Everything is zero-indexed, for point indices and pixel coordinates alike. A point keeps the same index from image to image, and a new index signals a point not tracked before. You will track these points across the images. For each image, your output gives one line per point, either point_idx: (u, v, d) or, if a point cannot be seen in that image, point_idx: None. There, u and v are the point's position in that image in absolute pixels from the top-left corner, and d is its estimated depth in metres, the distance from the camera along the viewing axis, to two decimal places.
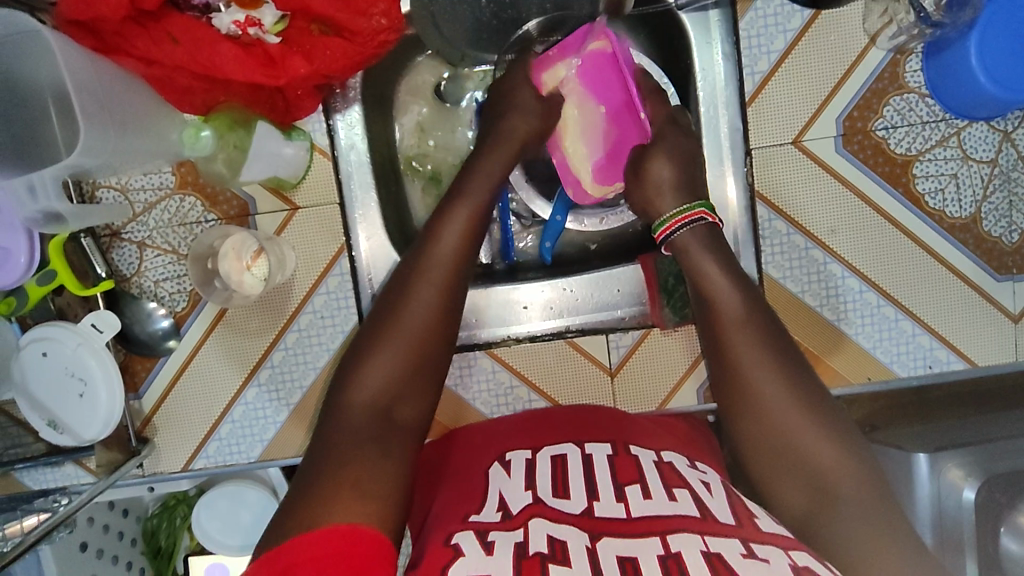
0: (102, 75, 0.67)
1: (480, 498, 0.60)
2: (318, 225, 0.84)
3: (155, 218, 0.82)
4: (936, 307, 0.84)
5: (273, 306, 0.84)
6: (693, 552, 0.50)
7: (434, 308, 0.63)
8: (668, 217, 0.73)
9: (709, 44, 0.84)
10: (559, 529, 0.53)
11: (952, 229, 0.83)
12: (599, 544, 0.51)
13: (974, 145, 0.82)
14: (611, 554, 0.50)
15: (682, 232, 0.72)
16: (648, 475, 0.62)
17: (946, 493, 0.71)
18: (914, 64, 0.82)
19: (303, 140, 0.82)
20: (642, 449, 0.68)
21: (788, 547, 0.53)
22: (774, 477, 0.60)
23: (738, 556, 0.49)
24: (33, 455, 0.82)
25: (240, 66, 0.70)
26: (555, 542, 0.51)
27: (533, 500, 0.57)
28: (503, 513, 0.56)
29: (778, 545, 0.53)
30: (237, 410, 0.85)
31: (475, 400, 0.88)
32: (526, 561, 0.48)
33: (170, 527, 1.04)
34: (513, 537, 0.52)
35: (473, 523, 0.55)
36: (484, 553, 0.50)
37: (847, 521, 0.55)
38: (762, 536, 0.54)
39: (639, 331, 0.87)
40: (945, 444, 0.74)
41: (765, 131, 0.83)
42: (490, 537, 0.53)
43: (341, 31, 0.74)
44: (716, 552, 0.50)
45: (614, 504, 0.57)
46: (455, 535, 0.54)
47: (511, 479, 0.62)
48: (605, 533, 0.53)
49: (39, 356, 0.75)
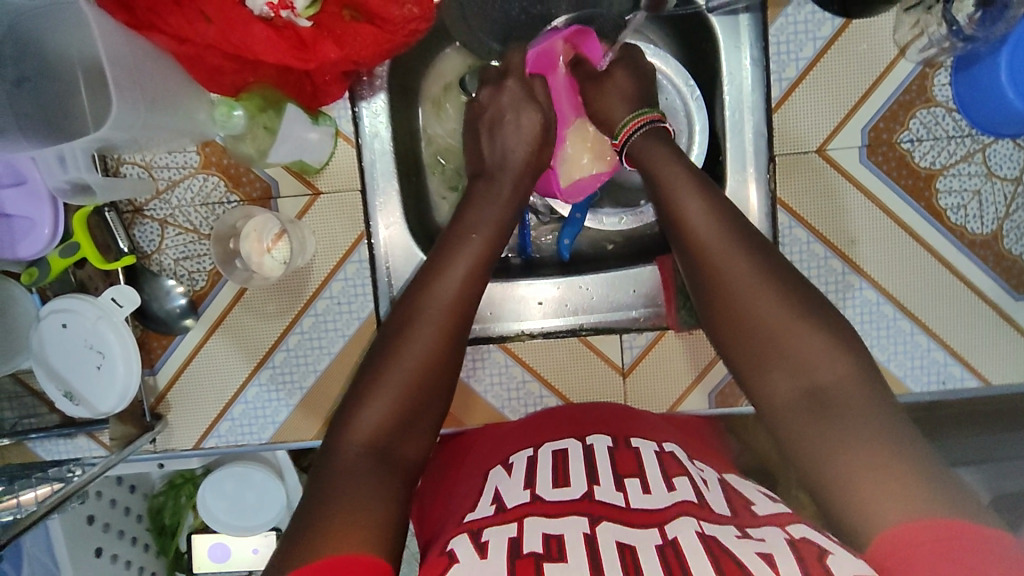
0: (135, 51, 0.67)
1: (476, 496, 0.62)
2: (338, 211, 0.84)
3: (178, 196, 0.83)
4: (952, 324, 0.84)
5: (291, 290, 0.84)
6: (688, 535, 0.51)
7: (454, 292, 0.66)
8: (626, 124, 0.77)
9: (738, 48, 0.84)
10: (552, 525, 0.52)
11: (973, 245, 0.83)
12: (598, 530, 0.52)
13: (999, 162, 0.82)
14: (611, 539, 0.51)
15: (637, 138, 0.76)
16: (648, 468, 0.62)
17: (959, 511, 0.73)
18: (942, 78, 0.82)
19: (328, 126, 0.82)
20: (643, 441, 0.68)
21: (784, 523, 0.55)
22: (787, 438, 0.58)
23: (731, 536, 0.52)
24: (46, 425, 0.83)
25: (271, 49, 0.70)
26: (550, 540, 0.51)
27: (530, 499, 0.57)
28: (496, 507, 0.57)
29: (774, 524, 0.55)
30: (250, 391, 0.85)
31: (487, 393, 0.88)
32: (519, 561, 0.48)
33: (175, 505, 1.05)
34: (506, 534, 0.52)
35: (469, 525, 0.56)
36: (477, 557, 0.50)
37: (847, 456, 0.53)
38: (757, 521, 0.55)
39: (653, 333, 0.87)
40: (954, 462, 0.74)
41: (789, 138, 0.83)
42: (484, 537, 0.52)
43: (373, 18, 0.75)
44: (711, 536, 0.51)
45: (614, 491, 0.58)
46: (449, 543, 0.54)
47: (510, 478, 0.62)
48: (607, 517, 0.54)
49: (60, 328, 0.76)
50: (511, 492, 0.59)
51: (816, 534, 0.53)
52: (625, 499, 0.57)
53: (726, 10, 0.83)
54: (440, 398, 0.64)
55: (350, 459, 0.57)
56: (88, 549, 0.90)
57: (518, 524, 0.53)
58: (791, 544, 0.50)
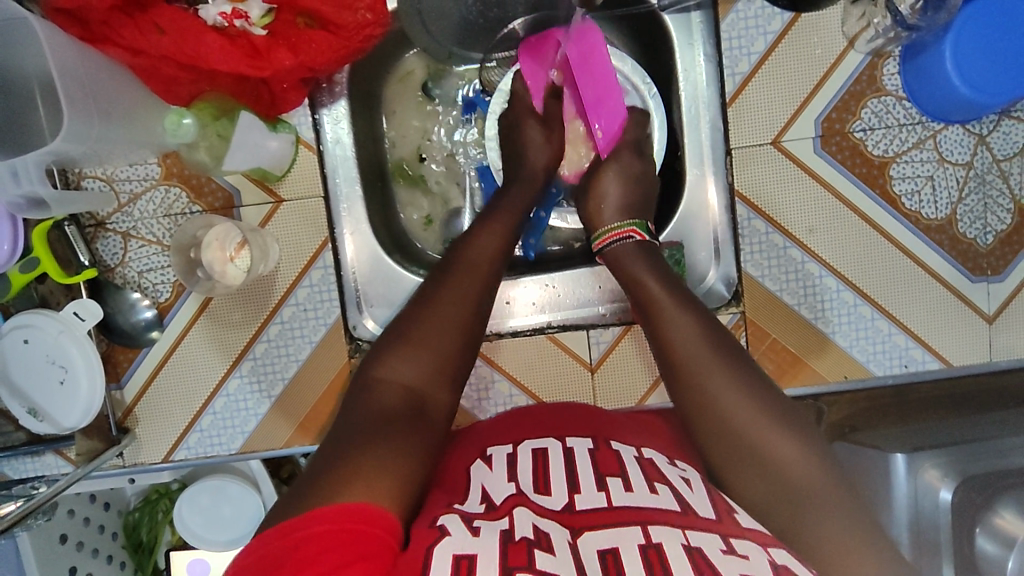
0: (88, 64, 0.68)
1: (463, 493, 0.58)
2: (302, 218, 0.84)
3: (140, 209, 0.83)
4: (912, 307, 0.85)
5: (256, 298, 0.84)
6: (674, 545, 0.49)
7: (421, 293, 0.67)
8: (605, 231, 0.79)
9: (691, 46, 0.86)
10: (543, 521, 0.52)
11: (928, 230, 0.84)
12: (580, 541, 0.50)
13: (949, 147, 0.84)
14: (591, 549, 0.49)
15: (614, 245, 0.77)
16: (629, 469, 0.61)
17: (923, 492, 0.69)
18: (891, 68, 0.83)
19: (288, 133, 0.83)
20: (623, 444, 0.67)
21: (766, 543, 0.53)
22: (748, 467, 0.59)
23: (717, 550, 0.50)
24: (13, 443, 0.83)
25: (226, 57, 0.71)
26: (542, 533, 0.50)
27: (515, 492, 0.57)
28: (487, 505, 0.55)
29: (758, 542, 0.53)
30: (218, 401, 0.85)
31: (469, 402, 0.88)
32: (511, 545, 0.47)
33: (151, 521, 1.02)
34: (499, 525, 0.51)
35: (458, 510, 0.54)
36: (470, 534, 0.49)
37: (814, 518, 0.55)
38: (740, 533, 0.54)
39: (620, 328, 0.87)
40: (923, 445, 0.74)
41: (745, 131, 0.85)
42: (477, 521, 0.51)
43: (326, 24, 0.75)
44: (696, 549, 0.49)
45: (596, 493, 0.56)
46: (439, 517, 0.51)
47: (493, 473, 0.61)
48: (586, 526, 0.52)
49: (22, 344, 0.75)
50: (497, 488, 0.58)
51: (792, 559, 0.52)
52: (607, 499, 0.55)
53: (677, 8, 0.85)
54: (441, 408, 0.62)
55: None
56: (60, 568, 0.89)
57: (509, 518, 0.52)
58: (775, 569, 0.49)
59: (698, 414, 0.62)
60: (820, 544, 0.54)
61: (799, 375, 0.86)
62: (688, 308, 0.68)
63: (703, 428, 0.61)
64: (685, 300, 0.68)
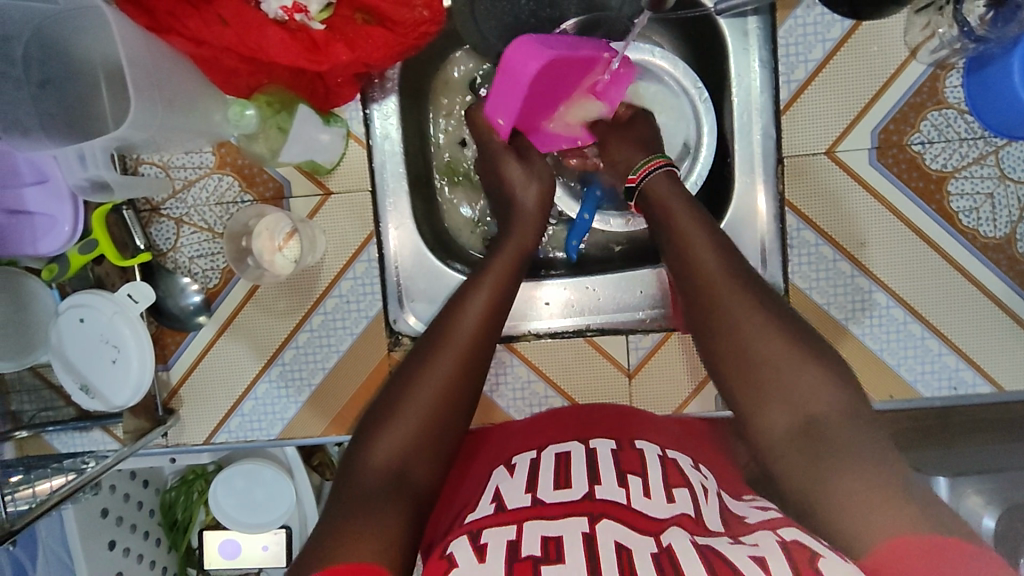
0: (155, 52, 0.69)
1: (477, 493, 0.63)
2: (350, 211, 0.85)
3: (194, 195, 0.85)
4: (965, 328, 0.83)
5: (301, 288, 0.85)
6: (681, 542, 0.51)
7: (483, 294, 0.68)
8: (641, 165, 0.78)
9: (746, 52, 0.84)
10: (551, 527, 0.52)
11: (985, 248, 0.82)
12: (597, 528, 0.51)
13: (1012, 164, 0.81)
14: (610, 539, 0.50)
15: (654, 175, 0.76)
16: (651, 470, 0.61)
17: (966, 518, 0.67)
18: (954, 80, 0.81)
19: (340, 127, 0.84)
20: (647, 442, 0.67)
21: (777, 525, 0.55)
22: (773, 419, 0.59)
23: (725, 544, 0.52)
24: (63, 418, 0.85)
25: (285, 50, 0.72)
26: (548, 541, 0.50)
27: (531, 502, 0.56)
28: (497, 507, 0.57)
29: (767, 527, 0.55)
30: (260, 387, 0.87)
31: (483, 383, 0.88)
32: (517, 564, 0.47)
33: (187, 501, 1.05)
34: (506, 535, 0.52)
35: (468, 527, 0.55)
36: (475, 560, 0.49)
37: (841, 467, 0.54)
38: (747, 529, 0.56)
39: (660, 334, 0.87)
40: (970, 468, 0.72)
41: (798, 140, 0.83)
42: (484, 539, 0.52)
43: (384, 21, 0.77)
44: (705, 545, 0.51)
45: (616, 488, 0.57)
46: (450, 545, 0.53)
47: (512, 479, 0.62)
48: (605, 513, 0.53)
49: (77, 323, 0.78)
50: (512, 494, 0.59)
51: (807, 537, 0.52)
52: (626, 496, 0.56)
53: (733, 13, 0.82)
54: (465, 409, 0.62)
55: (370, 464, 0.57)
56: (100, 541, 0.91)
57: (518, 526, 0.53)
58: (784, 547, 0.51)
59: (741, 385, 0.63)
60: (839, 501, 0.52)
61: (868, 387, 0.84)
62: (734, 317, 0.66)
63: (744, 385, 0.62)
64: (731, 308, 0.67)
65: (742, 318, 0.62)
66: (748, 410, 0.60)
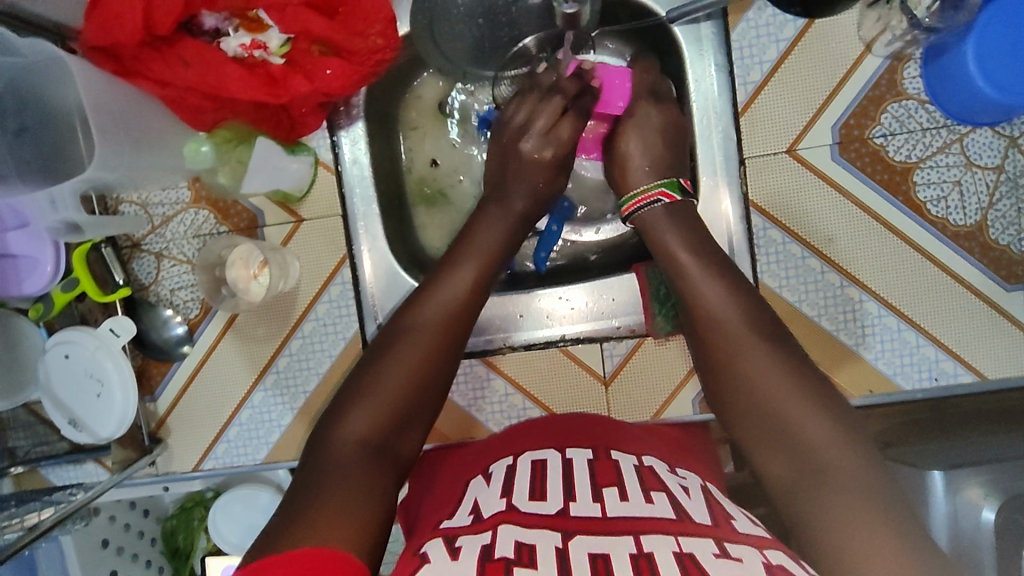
0: (119, 95, 0.73)
1: (455, 505, 0.61)
2: (322, 236, 0.88)
3: (172, 230, 0.88)
4: (941, 318, 0.82)
5: (280, 312, 0.88)
6: (665, 552, 0.49)
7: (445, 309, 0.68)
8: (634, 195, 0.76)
9: (701, 57, 0.84)
10: (526, 534, 0.51)
11: (956, 237, 0.81)
12: (570, 544, 0.50)
13: (977, 151, 0.81)
14: (583, 550, 0.49)
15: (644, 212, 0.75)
16: (627, 479, 0.61)
17: (963, 512, 0.65)
18: (912, 70, 0.81)
19: (307, 155, 0.86)
20: (624, 453, 0.67)
21: (762, 546, 0.52)
22: (760, 447, 0.59)
23: (710, 555, 0.49)
24: (56, 452, 0.88)
25: (244, 87, 0.75)
26: (522, 547, 0.49)
27: (505, 508, 0.56)
28: (474, 517, 0.56)
29: (752, 545, 0.52)
30: (244, 413, 0.89)
31: (456, 395, 0.89)
32: (490, 563, 0.47)
33: (187, 527, 1.06)
34: (481, 541, 0.51)
35: (444, 532, 0.55)
36: (449, 557, 0.49)
37: (824, 491, 0.54)
38: (736, 537, 0.53)
39: (633, 341, 0.88)
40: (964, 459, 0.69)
41: (758, 141, 0.84)
42: (459, 542, 0.52)
43: (341, 51, 0.80)
44: (688, 553, 0.49)
45: (590, 504, 0.56)
46: (425, 545, 0.53)
47: (489, 488, 0.61)
48: (578, 529, 0.52)
49: (62, 358, 0.81)
50: (488, 502, 0.58)
51: (791, 562, 0.50)
52: (602, 509, 0.55)
53: (686, 20, 0.82)
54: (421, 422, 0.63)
55: None
56: (99, 571, 0.93)
57: (491, 532, 0.52)
58: (768, 568, 0.48)
59: (732, 401, 0.62)
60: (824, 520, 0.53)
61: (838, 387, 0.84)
62: (713, 332, 0.65)
63: (739, 406, 0.61)
64: (707, 322, 0.65)
65: (725, 335, 0.64)
66: (736, 424, 0.62)
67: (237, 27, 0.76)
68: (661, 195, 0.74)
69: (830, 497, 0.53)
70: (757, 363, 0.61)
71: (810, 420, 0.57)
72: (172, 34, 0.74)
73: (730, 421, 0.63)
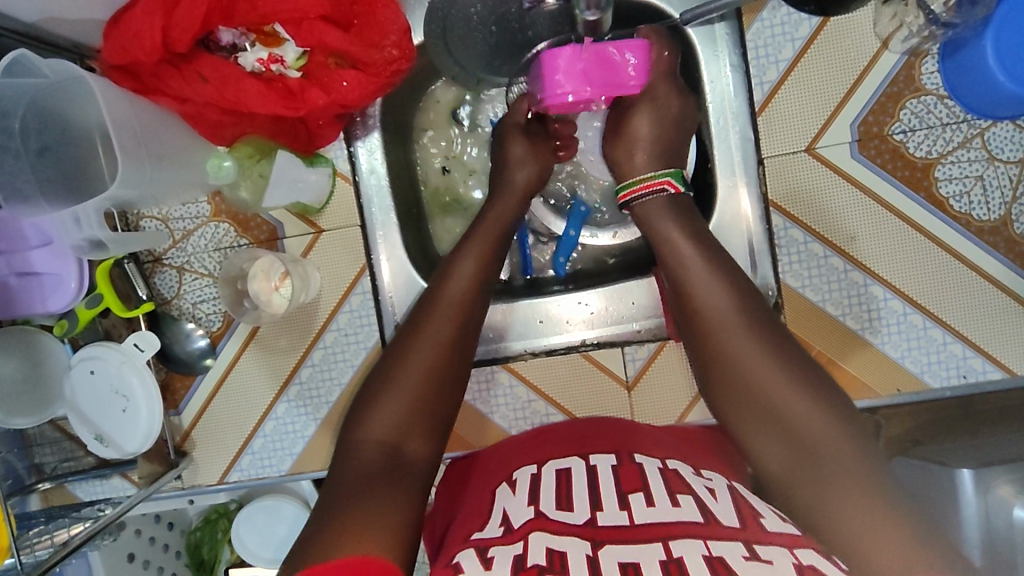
0: (140, 112, 0.74)
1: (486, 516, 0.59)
2: (341, 246, 0.88)
3: (193, 243, 0.88)
4: (967, 314, 0.81)
5: (300, 325, 0.88)
6: (695, 556, 0.48)
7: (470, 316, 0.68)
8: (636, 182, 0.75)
9: (717, 57, 0.84)
10: (558, 541, 0.51)
11: (980, 232, 0.80)
12: (600, 553, 0.50)
13: (999, 145, 0.80)
14: (612, 560, 0.49)
15: (647, 199, 0.73)
16: (652, 484, 0.60)
17: (994, 511, 0.59)
18: (930, 65, 0.81)
19: (325, 166, 0.87)
20: (647, 456, 0.66)
21: (794, 545, 0.51)
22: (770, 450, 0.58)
23: (739, 557, 0.48)
24: (84, 467, 0.88)
25: (262, 100, 0.76)
26: (554, 553, 0.49)
27: (535, 515, 0.55)
28: (505, 528, 0.55)
29: (782, 545, 0.51)
30: (268, 425, 0.89)
31: (475, 400, 0.89)
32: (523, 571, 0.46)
33: (212, 539, 1.06)
34: (512, 550, 0.50)
35: (475, 542, 0.54)
36: (483, 567, 0.48)
37: (836, 497, 0.54)
38: (766, 537, 0.52)
39: (655, 344, 0.87)
40: (996, 446, 0.68)
41: (777, 140, 0.83)
42: (491, 551, 0.51)
43: (356, 63, 0.80)
44: (718, 557, 0.48)
45: (617, 511, 0.55)
46: (456, 556, 0.52)
47: (515, 496, 0.60)
48: (608, 539, 0.52)
49: (88, 374, 0.81)
50: (516, 509, 0.57)
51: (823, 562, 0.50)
52: (628, 517, 0.54)
53: (701, 21, 0.82)
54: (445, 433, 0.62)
55: None
56: None
57: (523, 540, 0.51)
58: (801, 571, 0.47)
59: (737, 401, 0.60)
60: (848, 534, 0.52)
61: (848, 388, 0.83)
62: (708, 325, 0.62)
63: (747, 405, 0.59)
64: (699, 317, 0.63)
65: (727, 339, 0.61)
66: (744, 429, 0.60)
67: (253, 42, 0.77)
68: (668, 185, 0.73)
69: (851, 506, 0.53)
70: (766, 370, 0.59)
71: (815, 420, 0.56)
72: (190, 51, 0.75)
73: (733, 419, 0.61)
